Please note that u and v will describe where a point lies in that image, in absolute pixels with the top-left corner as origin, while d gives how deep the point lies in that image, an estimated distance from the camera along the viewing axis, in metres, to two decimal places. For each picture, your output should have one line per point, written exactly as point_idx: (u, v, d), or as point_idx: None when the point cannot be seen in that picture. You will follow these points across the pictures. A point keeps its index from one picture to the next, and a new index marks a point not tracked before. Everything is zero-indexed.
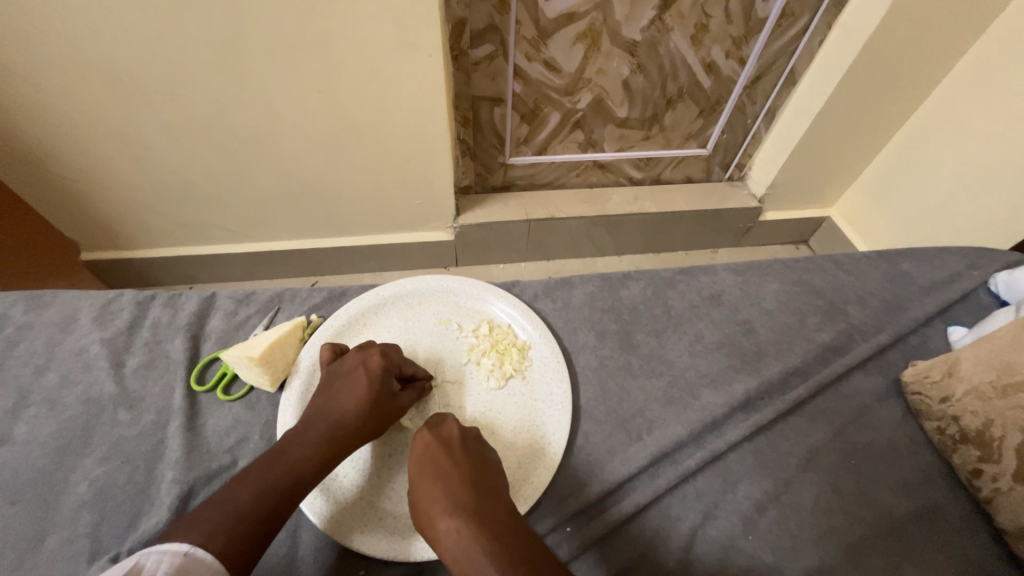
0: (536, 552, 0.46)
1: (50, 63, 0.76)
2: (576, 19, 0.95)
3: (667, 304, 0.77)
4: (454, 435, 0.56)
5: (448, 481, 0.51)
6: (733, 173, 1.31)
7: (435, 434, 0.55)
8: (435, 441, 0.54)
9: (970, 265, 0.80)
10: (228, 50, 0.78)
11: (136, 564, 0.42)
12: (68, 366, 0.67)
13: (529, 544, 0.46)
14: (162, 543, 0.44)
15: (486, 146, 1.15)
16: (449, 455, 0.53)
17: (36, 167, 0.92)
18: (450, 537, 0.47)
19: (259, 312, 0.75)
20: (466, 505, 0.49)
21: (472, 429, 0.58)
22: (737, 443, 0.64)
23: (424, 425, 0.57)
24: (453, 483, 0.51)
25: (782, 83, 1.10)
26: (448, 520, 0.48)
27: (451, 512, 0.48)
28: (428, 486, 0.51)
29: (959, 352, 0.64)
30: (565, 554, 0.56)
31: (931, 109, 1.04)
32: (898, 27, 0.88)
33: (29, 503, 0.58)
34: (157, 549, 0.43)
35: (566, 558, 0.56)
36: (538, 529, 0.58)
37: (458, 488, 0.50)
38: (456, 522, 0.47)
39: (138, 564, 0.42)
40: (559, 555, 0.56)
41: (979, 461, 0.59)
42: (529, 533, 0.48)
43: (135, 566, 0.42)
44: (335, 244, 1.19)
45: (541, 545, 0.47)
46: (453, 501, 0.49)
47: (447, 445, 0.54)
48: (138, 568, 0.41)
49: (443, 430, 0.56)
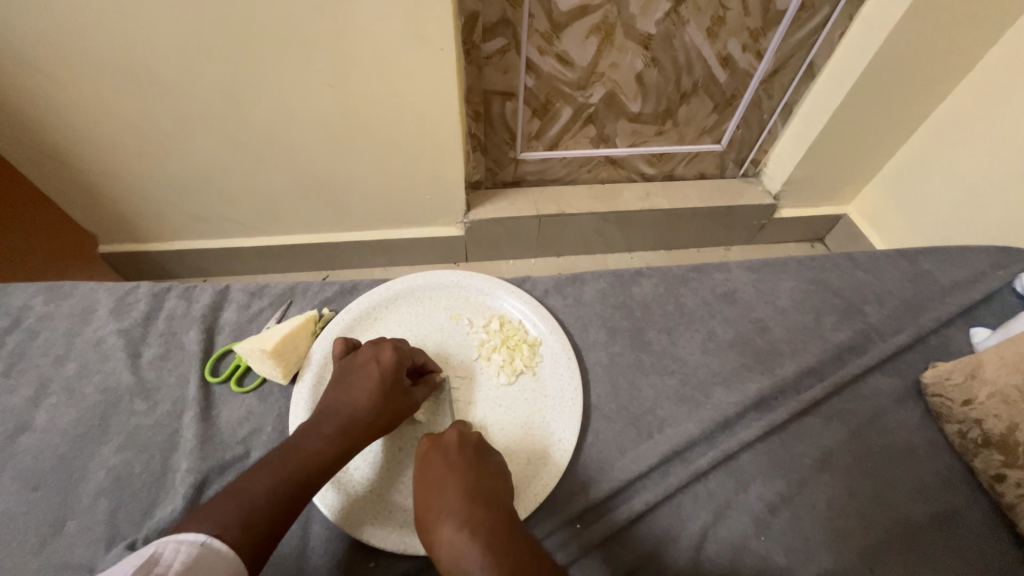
0: (527, 558, 0.45)
1: (67, 56, 0.77)
2: (589, 12, 0.94)
3: (679, 301, 0.77)
4: (452, 441, 0.55)
5: (442, 489, 0.51)
6: (748, 169, 1.29)
7: (434, 440, 0.55)
8: (433, 447, 0.55)
9: (993, 265, 0.79)
10: (241, 44, 0.78)
11: (153, 554, 0.42)
12: (86, 356, 0.69)
13: (521, 551, 0.46)
14: (180, 532, 0.45)
15: (497, 140, 1.14)
16: (445, 461, 0.53)
17: (55, 160, 0.94)
18: (444, 546, 0.47)
19: (272, 305, 0.75)
20: (461, 514, 0.49)
21: (473, 434, 0.57)
22: (750, 443, 0.63)
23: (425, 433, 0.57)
24: (448, 490, 0.51)
25: (800, 77, 1.08)
26: (443, 531, 0.48)
27: (445, 521, 0.48)
28: (427, 496, 0.51)
29: (981, 354, 0.62)
30: (565, 558, 0.56)
31: (955, 105, 1.01)
32: (922, 19, 0.86)
33: (49, 489, 0.59)
34: (173, 539, 0.44)
35: (565, 562, 0.55)
36: (538, 534, 0.58)
37: (452, 496, 0.50)
38: (450, 530, 0.48)
39: (155, 554, 0.43)
40: (558, 560, 0.55)
41: (1002, 466, 0.58)
42: (523, 541, 0.47)
43: (152, 556, 0.42)
44: (346, 238, 1.19)
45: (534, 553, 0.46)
46: (448, 511, 0.49)
47: (444, 451, 0.54)
48: (156, 558, 0.42)
49: (441, 437, 0.56)
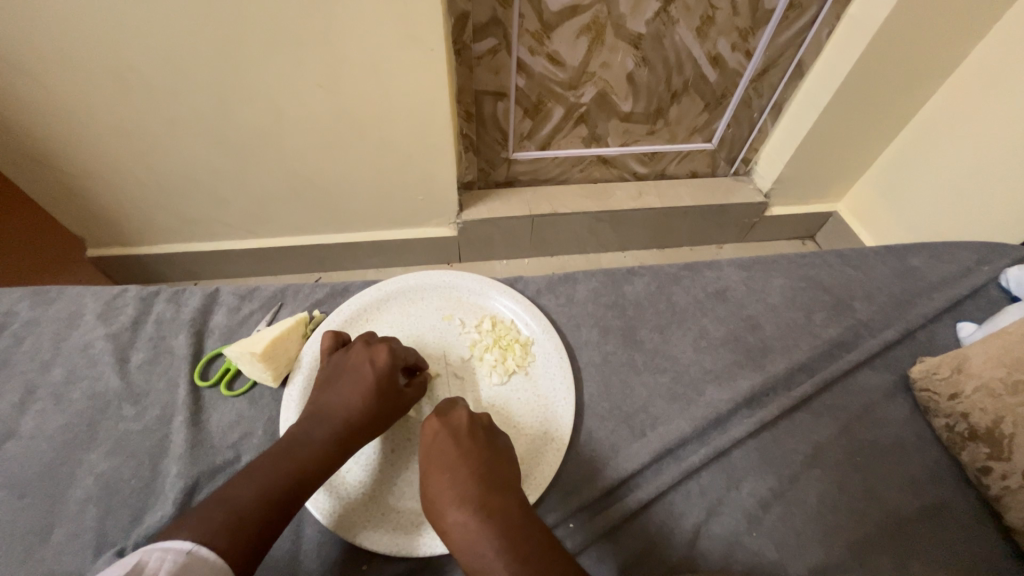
0: (541, 544, 0.46)
1: (51, 59, 0.76)
2: (580, 11, 0.94)
3: (671, 300, 0.77)
4: (463, 423, 0.55)
5: (456, 471, 0.51)
6: (739, 167, 1.29)
7: (444, 420, 0.55)
8: (443, 428, 0.54)
9: (980, 261, 0.79)
10: (229, 44, 0.77)
11: (138, 563, 0.42)
12: (73, 361, 0.68)
13: (535, 540, 0.47)
14: (165, 540, 0.44)
15: (489, 140, 1.14)
16: (457, 443, 0.53)
17: (40, 163, 0.92)
18: (458, 529, 0.48)
19: (262, 308, 0.75)
20: (474, 497, 0.49)
21: (483, 417, 0.57)
22: (741, 440, 0.64)
23: (434, 411, 0.56)
24: (461, 473, 0.51)
25: (789, 76, 1.08)
26: (456, 513, 0.48)
27: (459, 504, 0.49)
28: (438, 476, 0.51)
29: (968, 349, 0.63)
30: (572, 546, 0.56)
31: (941, 103, 1.02)
32: (908, 18, 0.87)
33: (35, 497, 0.58)
34: (159, 548, 0.43)
35: (572, 551, 0.56)
36: (546, 521, 0.58)
37: (465, 479, 0.50)
38: (463, 513, 0.48)
39: (141, 563, 0.42)
40: (566, 548, 0.56)
41: (988, 459, 0.58)
42: (536, 526, 0.48)
43: (138, 564, 0.42)
44: (338, 240, 1.19)
45: (548, 538, 0.47)
46: (460, 493, 0.49)
47: (455, 433, 0.54)
48: (141, 567, 0.41)
49: (452, 417, 0.55)
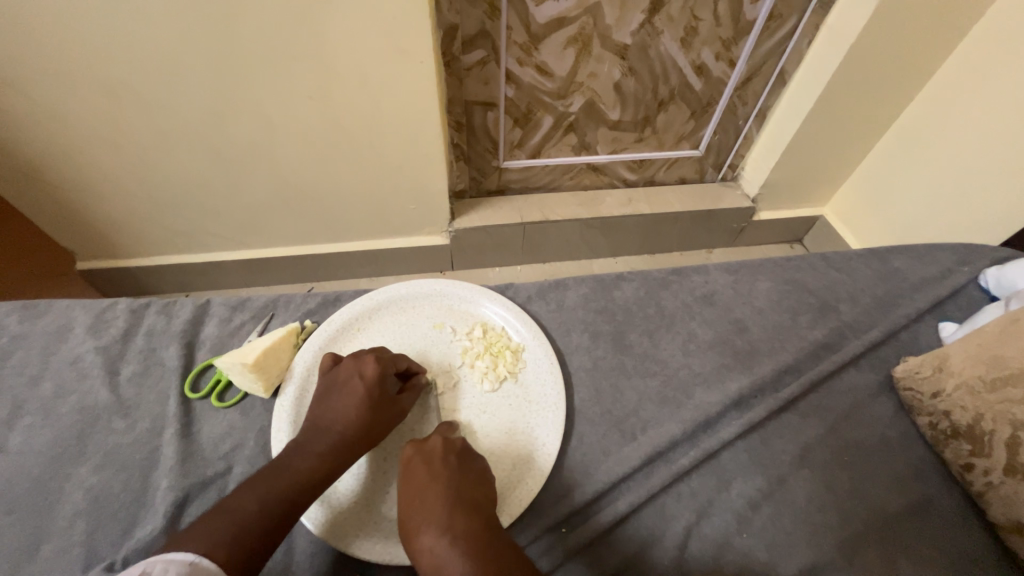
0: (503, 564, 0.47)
1: (45, 73, 0.77)
2: (566, 23, 0.96)
3: (659, 305, 0.78)
4: (436, 449, 0.56)
5: (426, 496, 0.52)
6: (726, 173, 1.32)
7: (417, 447, 0.56)
8: (416, 456, 0.56)
9: (960, 262, 0.81)
10: (223, 58, 0.78)
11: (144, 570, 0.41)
12: (62, 375, 0.67)
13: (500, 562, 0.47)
14: (168, 553, 0.44)
15: (480, 150, 1.16)
16: (428, 468, 0.54)
17: (32, 178, 0.92)
18: (427, 553, 0.48)
19: (253, 318, 0.75)
20: (440, 521, 0.50)
21: (458, 440, 0.58)
22: (731, 441, 0.64)
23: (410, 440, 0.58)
24: (429, 498, 0.52)
25: (772, 84, 1.11)
26: (423, 537, 0.49)
27: (427, 529, 0.50)
28: (409, 502, 0.52)
29: (949, 347, 0.64)
30: (547, 565, 0.56)
31: (922, 107, 1.05)
32: (884, 26, 0.90)
33: (23, 513, 0.58)
34: (162, 559, 0.43)
35: (547, 570, 0.55)
36: (520, 541, 0.57)
37: (433, 504, 0.51)
38: (430, 538, 0.49)
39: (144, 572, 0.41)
40: (540, 567, 0.55)
41: (970, 455, 0.59)
42: (503, 546, 0.49)
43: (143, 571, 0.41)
44: (329, 249, 1.19)
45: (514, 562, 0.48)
46: (428, 518, 0.50)
47: (428, 461, 0.55)
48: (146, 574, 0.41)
49: (425, 443, 0.57)
